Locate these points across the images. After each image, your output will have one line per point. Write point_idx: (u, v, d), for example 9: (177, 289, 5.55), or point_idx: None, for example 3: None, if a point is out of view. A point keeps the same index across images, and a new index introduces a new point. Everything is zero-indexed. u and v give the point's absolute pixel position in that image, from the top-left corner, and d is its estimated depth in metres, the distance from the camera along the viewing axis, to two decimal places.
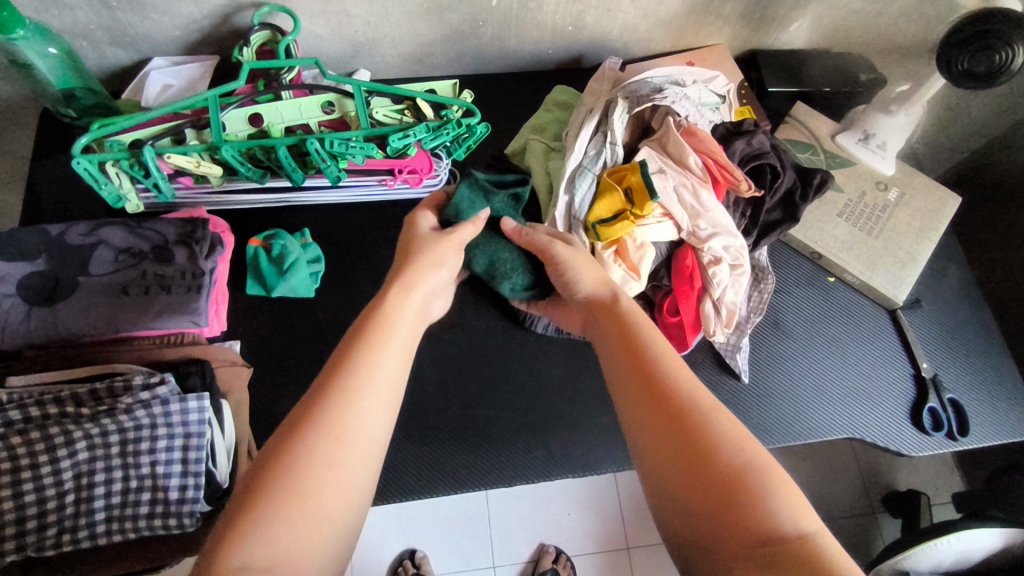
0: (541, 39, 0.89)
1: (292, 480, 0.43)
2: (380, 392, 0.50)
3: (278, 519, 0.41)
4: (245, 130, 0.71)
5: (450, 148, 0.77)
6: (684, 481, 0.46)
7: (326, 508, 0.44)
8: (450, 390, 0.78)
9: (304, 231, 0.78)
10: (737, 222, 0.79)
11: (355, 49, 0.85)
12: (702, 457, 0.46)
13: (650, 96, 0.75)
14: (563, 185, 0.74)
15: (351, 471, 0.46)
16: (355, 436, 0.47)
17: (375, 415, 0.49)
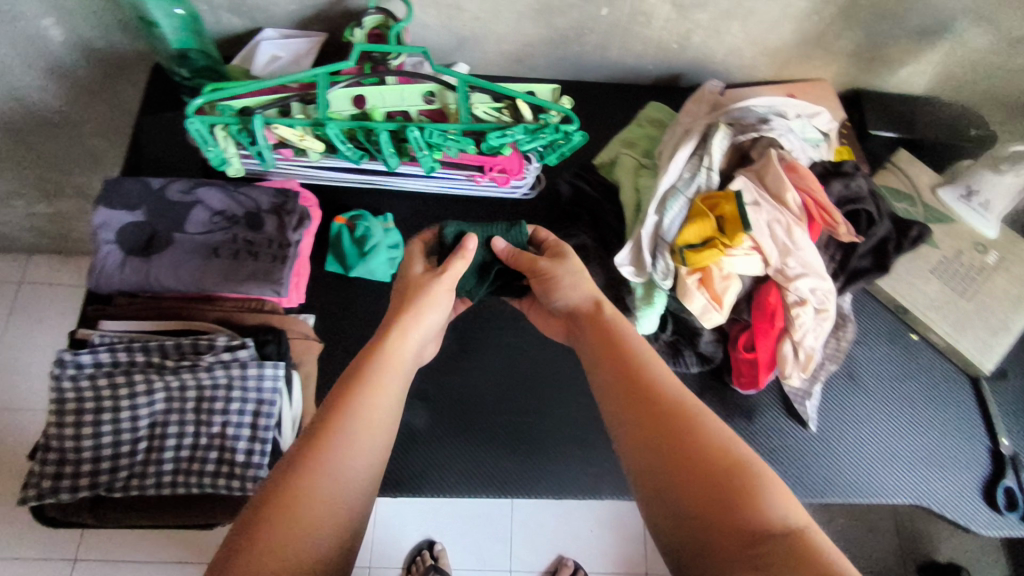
0: (643, 53, 0.88)
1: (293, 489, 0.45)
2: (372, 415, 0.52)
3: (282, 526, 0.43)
4: (348, 109, 0.72)
5: (543, 153, 0.76)
6: (679, 494, 0.47)
7: (320, 514, 0.45)
8: (508, 392, 0.79)
9: (386, 217, 0.78)
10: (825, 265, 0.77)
11: (458, 42, 0.85)
12: (694, 464, 0.47)
13: (757, 126, 0.74)
14: (653, 204, 0.72)
15: (349, 490, 0.48)
16: (345, 457, 0.49)
17: (356, 426, 0.51)
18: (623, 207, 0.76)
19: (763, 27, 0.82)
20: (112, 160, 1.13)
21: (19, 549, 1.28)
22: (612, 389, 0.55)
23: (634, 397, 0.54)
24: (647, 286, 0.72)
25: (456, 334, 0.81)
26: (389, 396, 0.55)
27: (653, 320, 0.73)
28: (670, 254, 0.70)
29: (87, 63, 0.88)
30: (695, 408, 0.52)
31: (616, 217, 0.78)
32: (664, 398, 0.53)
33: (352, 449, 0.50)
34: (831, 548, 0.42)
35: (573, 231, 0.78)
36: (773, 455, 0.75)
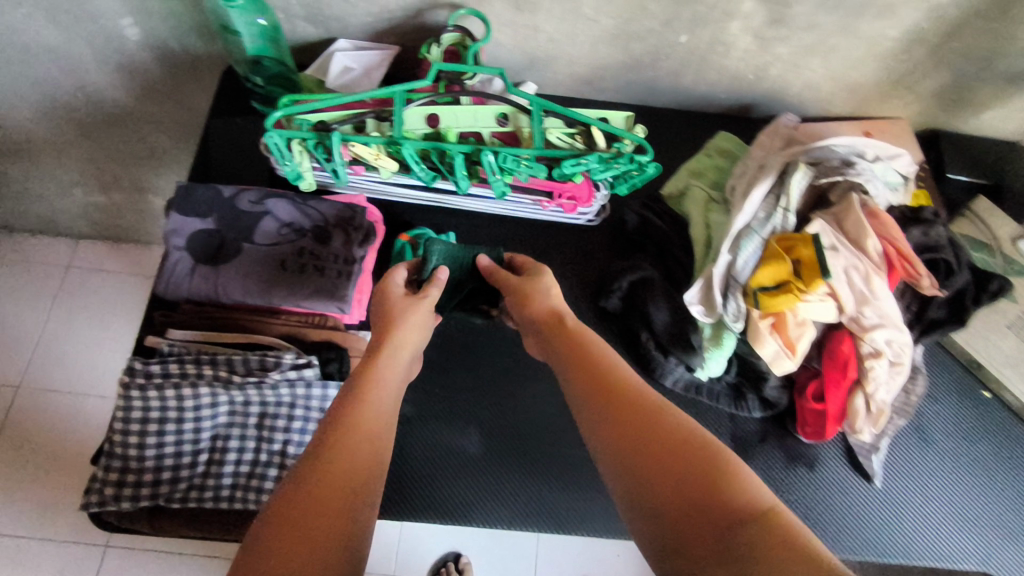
0: (717, 83, 0.86)
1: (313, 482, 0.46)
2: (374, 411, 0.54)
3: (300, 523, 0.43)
4: (421, 128, 0.71)
5: (613, 182, 0.75)
6: (657, 486, 0.48)
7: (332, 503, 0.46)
8: None
9: (449, 235, 0.77)
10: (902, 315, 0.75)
11: (530, 61, 0.84)
12: (671, 455, 0.49)
13: (843, 169, 0.70)
14: (727, 243, 0.70)
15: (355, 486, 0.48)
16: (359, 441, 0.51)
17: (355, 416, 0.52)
18: (693, 243, 0.75)
19: (846, 64, 0.80)
20: (169, 156, 1.13)
21: (54, 530, 1.30)
22: (586, 395, 0.57)
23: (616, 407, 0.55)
24: (716, 327, 0.71)
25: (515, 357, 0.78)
26: (386, 397, 0.56)
27: (721, 363, 0.71)
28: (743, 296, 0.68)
29: (157, 63, 0.88)
30: (664, 404, 0.54)
31: (683, 250, 0.76)
32: (638, 398, 0.55)
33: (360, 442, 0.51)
34: (802, 527, 0.44)
35: (640, 262, 0.75)
36: (835, 508, 0.72)
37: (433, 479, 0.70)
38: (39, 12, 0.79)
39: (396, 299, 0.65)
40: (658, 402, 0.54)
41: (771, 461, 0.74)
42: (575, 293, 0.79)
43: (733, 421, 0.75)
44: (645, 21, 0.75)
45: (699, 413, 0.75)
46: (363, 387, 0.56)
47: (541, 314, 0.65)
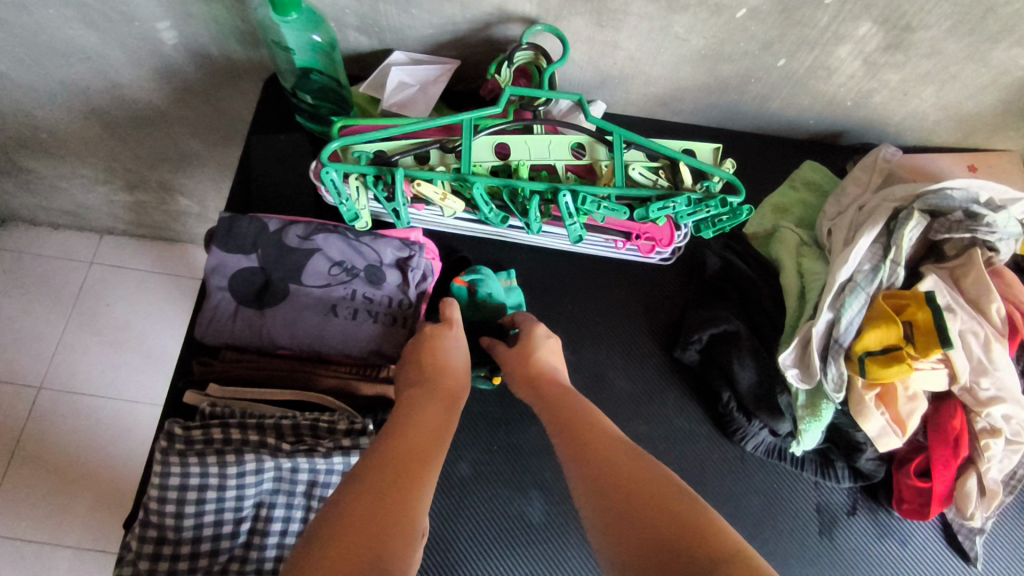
0: (808, 108, 0.78)
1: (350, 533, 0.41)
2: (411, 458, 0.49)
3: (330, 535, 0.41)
4: (490, 160, 0.64)
5: (699, 224, 0.67)
6: (630, 533, 0.44)
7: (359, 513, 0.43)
8: None
9: (510, 272, 0.70)
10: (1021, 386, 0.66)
11: (602, 80, 0.76)
12: (643, 494, 0.46)
13: (969, 224, 0.62)
14: (828, 298, 0.63)
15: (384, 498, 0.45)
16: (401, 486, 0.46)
17: (387, 460, 0.48)
18: (785, 294, 0.67)
19: (960, 92, 0.72)
20: (200, 159, 1.06)
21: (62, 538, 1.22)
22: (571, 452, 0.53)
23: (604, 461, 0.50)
24: (811, 394, 0.64)
25: None
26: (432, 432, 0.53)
27: (816, 436, 0.64)
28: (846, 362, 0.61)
29: (196, 68, 0.81)
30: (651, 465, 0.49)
31: (771, 300, 0.69)
32: (617, 452, 0.51)
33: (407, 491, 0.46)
34: None
35: (725, 314, 0.68)
36: None
37: (488, 542, 0.64)
38: (72, 12, 0.72)
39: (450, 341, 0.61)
40: (629, 445, 0.51)
41: (860, 535, 0.67)
42: (647, 339, 0.71)
43: (818, 490, 0.67)
44: (742, 41, 0.68)
45: (782, 479, 0.67)
46: (412, 436, 0.51)
47: (531, 372, 0.61)
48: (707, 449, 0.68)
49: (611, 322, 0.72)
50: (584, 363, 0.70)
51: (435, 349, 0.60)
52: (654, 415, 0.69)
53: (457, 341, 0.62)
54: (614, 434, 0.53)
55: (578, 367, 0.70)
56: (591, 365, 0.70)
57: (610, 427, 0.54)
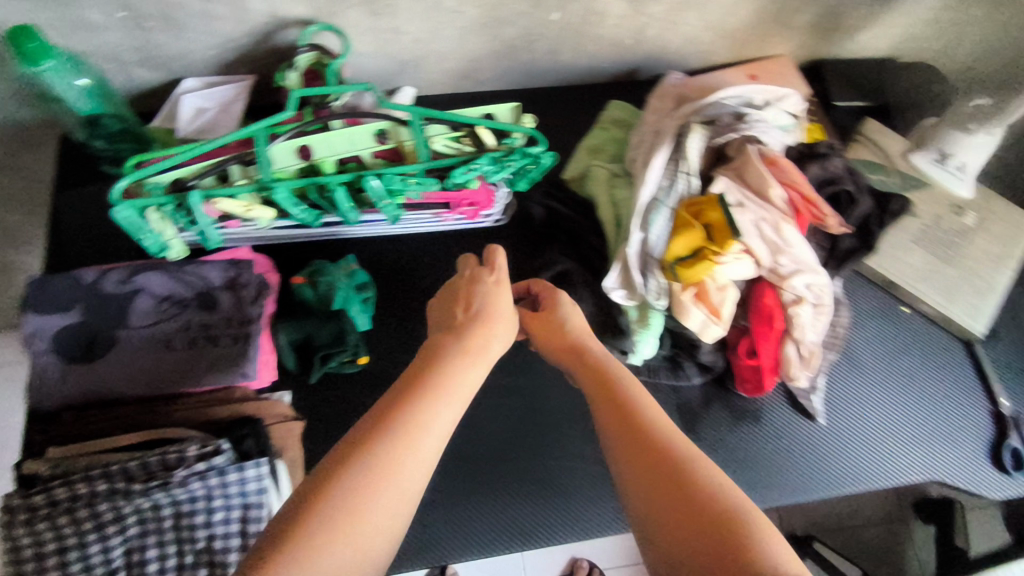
0: (598, 52, 0.83)
1: (349, 506, 0.41)
2: (434, 425, 0.47)
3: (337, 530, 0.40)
4: (295, 164, 0.65)
5: (511, 179, 0.71)
6: (675, 531, 0.44)
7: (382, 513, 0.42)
8: (515, 442, 0.73)
9: (351, 258, 0.72)
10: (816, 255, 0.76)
11: (400, 66, 0.79)
12: (688, 495, 0.45)
13: (734, 125, 0.70)
14: (636, 220, 0.69)
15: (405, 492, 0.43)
16: (411, 451, 0.44)
17: (422, 446, 0.46)
18: (603, 224, 0.73)
19: (720, 10, 0.79)
20: None
21: None
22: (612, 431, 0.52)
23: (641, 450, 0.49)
24: (641, 309, 0.70)
25: None
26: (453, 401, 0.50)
27: (650, 345, 0.70)
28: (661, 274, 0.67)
29: None
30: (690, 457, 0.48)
31: (594, 234, 0.73)
32: (658, 440, 0.50)
33: (409, 480, 0.44)
34: None
35: (554, 257, 0.73)
36: (784, 454, 0.73)
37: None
38: None
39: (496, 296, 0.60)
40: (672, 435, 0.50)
41: (717, 422, 0.74)
42: None
43: (677, 392, 0.75)
44: (512, 3, 0.72)
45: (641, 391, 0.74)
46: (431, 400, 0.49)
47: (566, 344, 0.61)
48: None
49: None
50: None
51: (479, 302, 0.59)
52: None
53: (501, 297, 0.61)
54: (648, 417, 0.52)
55: None
56: None
57: (650, 408, 0.53)
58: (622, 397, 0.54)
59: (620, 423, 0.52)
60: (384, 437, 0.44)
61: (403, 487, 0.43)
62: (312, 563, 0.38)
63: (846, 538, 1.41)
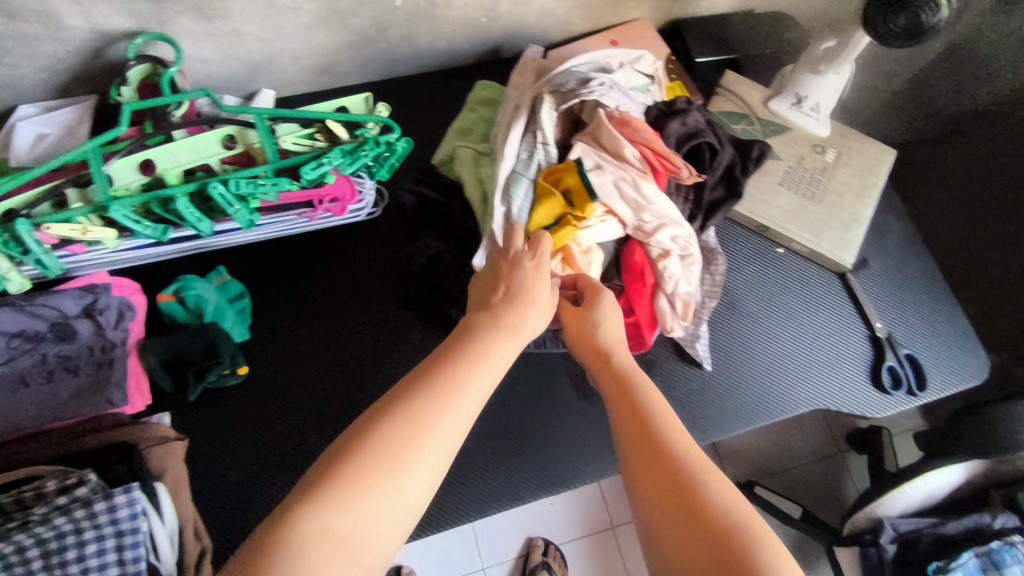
0: (455, 33, 0.83)
1: (382, 454, 0.43)
2: (467, 391, 0.49)
3: (360, 488, 0.42)
4: (137, 180, 0.63)
5: (372, 169, 0.71)
6: (683, 533, 0.45)
7: (407, 479, 0.43)
8: None
9: (220, 269, 0.72)
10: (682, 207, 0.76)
11: (252, 69, 0.78)
12: (699, 501, 0.46)
13: (576, 91, 0.70)
14: (498, 195, 0.69)
15: (427, 459, 0.45)
16: (443, 413, 0.47)
17: (446, 415, 0.47)
18: (470, 203, 0.73)
19: None
20: None
21: None
22: (628, 430, 0.53)
23: (654, 453, 0.50)
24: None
25: (340, 382, 0.71)
26: (479, 377, 0.51)
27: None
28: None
29: None
30: (707, 467, 0.49)
31: (464, 214, 0.74)
32: (672, 441, 0.51)
33: (430, 447, 0.45)
34: None
35: (427, 242, 0.73)
36: (679, 405, 0.75)
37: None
38: None
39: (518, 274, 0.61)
40: (688, 443, 0.51)
41: None
42: (376, 291, 0.75)
43: (566, 358, 0.76)
44: None
45: (530, 363, 0.76)
46: (453, 371, 0.50)
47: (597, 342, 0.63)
48: None
49: (339, 289, 0.75)
50: (326, 333, 0.73)
51: (511, 283, 0.61)
52: (404, 355, 0.73)
53: (538, 277, 0.62)
54: (664, 420, 0.53)
55: (320, 340, 0.73)
56: (333, 333, 0.73)
57: (667, 412, 0.54)
58: (642, 396, 0.55)
59: (640, 421, 0.53)
60: (420, 397, 0.47)
61: (432, 448, 0.45)
62: (348, 505, 0.41)
63: (791, 480, 1.45)
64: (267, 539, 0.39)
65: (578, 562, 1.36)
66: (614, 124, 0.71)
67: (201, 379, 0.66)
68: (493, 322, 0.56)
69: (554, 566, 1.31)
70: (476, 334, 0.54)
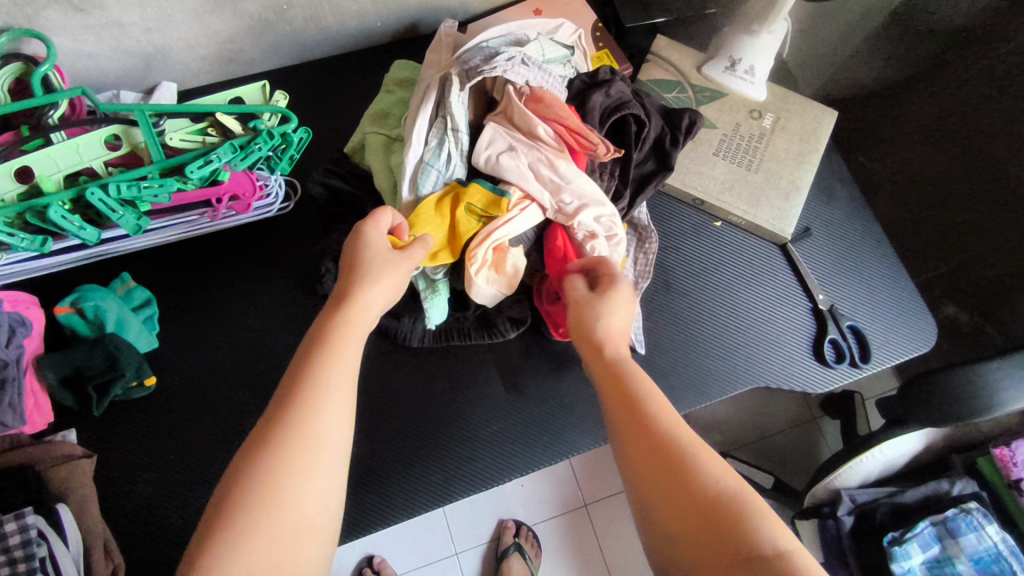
0: (363, 10, 0.78)
1: (267, 495, 0.41)
2: (341, 384, 0.47)
3: (257, 517, 0.40)
4: (13, 190, 0.58)
5: (271, 162, 0.68)
6: (673, 495, 0.45)
7: (305, 500, 0.42)
8: None
9: (125, 276, 0.69)
10: (607, 184, 0.71)
11: (146, 61, 0.73)
12: (681, 464, 0.46)
13: (480, 68, 0.64)
14: (405, 186, 0.64)
15: (320, 470, 0.43)
16: (322, 427, 0.44)
17: (331, 419, 0.45)
18: (379, 192, 0.68)
19: None
20: None
21: None
22: (617, 408, 0.52)
23: (639, 425, 0.49)
24: (427, 276, 0.67)
25: (254, 386, 0.68)
26: (349, 356, 0.49)
27: (443, 306, 0.68)
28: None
29: None
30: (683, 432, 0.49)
31: (376, 205, 0.71)
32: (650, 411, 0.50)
33: (315, 454, 0.43)
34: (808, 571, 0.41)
35: (338, 236, 0.70)
36: None
37: None
38: None
39: (375, 246, 0.55)
40: (667, 414, 0.50)
41: (539, 373, 0.73)
42: (292, 290, 0.72)
43: (494, 350, 0.73)
44: None
45: (456, 358, 0.73)
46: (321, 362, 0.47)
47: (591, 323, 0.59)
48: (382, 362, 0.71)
49: (253, 291, 0.72)
50: (239, 338, 0.70)
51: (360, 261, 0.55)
52: None
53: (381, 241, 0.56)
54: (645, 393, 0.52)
55: (234, 344, 0.70)
56: (247, 337, 0.70)
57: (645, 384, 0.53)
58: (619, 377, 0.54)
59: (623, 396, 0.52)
60: (297, 406, 0.44)
61: (322, 472, 0.43)
62: (245, 548, 0.39)
63: (765, 450, 1.41)
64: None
65: (552, 542, 1.31)
66: (528, 101, 0.66)
67: (104, 396, 0.63)
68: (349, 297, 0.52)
69: (526, 548, 1.26)
70: (336, 318, 0.51)
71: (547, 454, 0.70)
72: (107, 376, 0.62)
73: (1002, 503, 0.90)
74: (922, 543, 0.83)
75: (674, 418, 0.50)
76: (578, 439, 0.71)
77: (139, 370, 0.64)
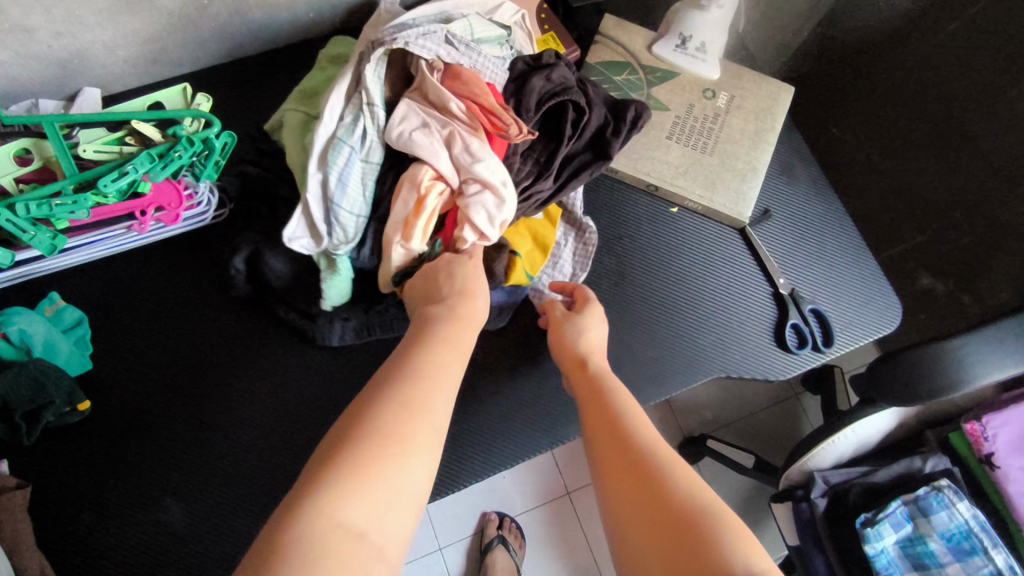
0: (292, 2, 0.74)
1: (376, 446, 0.42)
2: (445, 379, 0.50)
3: (370, 464, 0.41)
4: None
5: (197, 170, 0.64)
6: (644, 500, 0.45)
7: (410, 467, 0.43)
8: (281, 454, 0.65)
9: (51, 296, 0.65)
10: (529, 169, 0.67)
11: (64, 67, 0.69)
12: (652, 473, 0.47)
13: (389, 41, 0.60)
14: (313, 162, 0.60)
15: (424, 441, 0.45)
16: (429, 404, 0.47)
17: (435, 398, 0.48)
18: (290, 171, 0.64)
19: None
20: None
21: None
22: (595, 418, 0.54)
23: (618, 436, 0.51)
24: (328, 254, 0.64)
25: (196, 403, 0.66)
26: (454, 360, 0.53)
27: (343, 289, 0.65)
28: (343, 219, 0.60)
29: None
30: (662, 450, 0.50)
31: None
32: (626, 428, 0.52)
33: (422, 428, 0.45)
34: None
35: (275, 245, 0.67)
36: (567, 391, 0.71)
37: None
38: None
39: (472, 274, 0.60)
40: (641, 428, 0.52)
41: (493, 376, 0.71)
42: (233, 301, 0.70)
43: None
44: None
45: None
46: (421, 356, 0.51)
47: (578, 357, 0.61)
48: (329, 369, 0.69)
49: (192, 305, 0.70)
50: (180, 354, 0.68)
51: (455, 276, 0.59)
52: (265, 366, 0.68)
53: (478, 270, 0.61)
54: (624, 412, 0.54)
55: (174, 361, 0.67)
56: (187, 353, 0.68)
57: (629, 407, 0.55)
58: (598, 393, 0.57)
59: (605, 411, 0.55)
60: (412, 382, 0.48)
61: (420, 450, 0.44)
62: (348, 495, 0.39)
63: (747, 428, 1.39)
64: (284, 514, 0.38)
65: (536, 532, 1.30)
66: (445, 78, 0.62)
67: (32, 424, 0.60)
68: (456, 312, 0.57)
69: (510, 539, 1.25)
70: (438, 324, 0.55)
71: (502, 459, 0.68)
72: (37, 403, 0.59)
73: (976, 477, 0.89)
74: (894, 523, 0.82)
75: (649, 434, 0.52)
76: (536, 441, 0.69)
77: (72, 395, 0.62)
